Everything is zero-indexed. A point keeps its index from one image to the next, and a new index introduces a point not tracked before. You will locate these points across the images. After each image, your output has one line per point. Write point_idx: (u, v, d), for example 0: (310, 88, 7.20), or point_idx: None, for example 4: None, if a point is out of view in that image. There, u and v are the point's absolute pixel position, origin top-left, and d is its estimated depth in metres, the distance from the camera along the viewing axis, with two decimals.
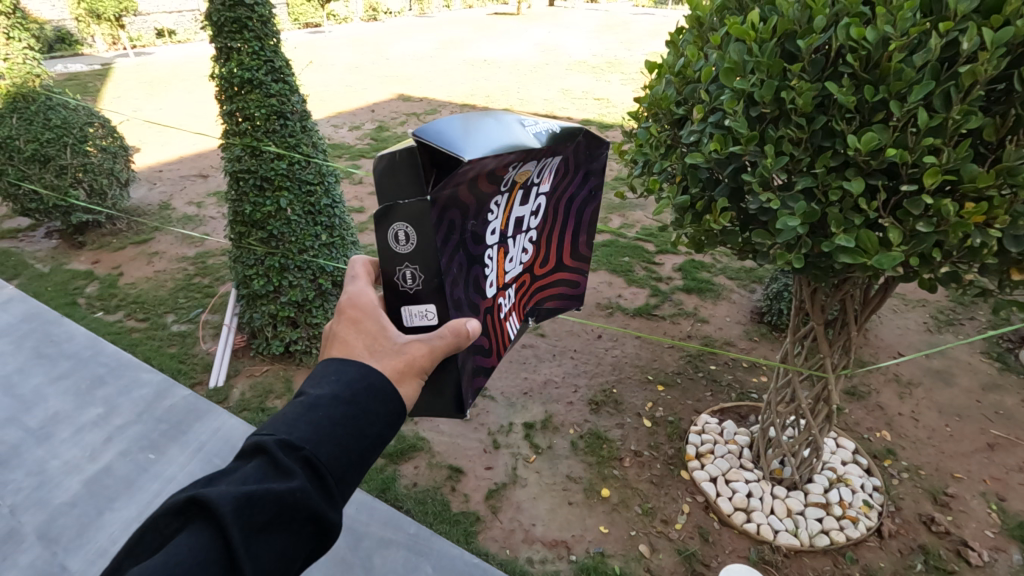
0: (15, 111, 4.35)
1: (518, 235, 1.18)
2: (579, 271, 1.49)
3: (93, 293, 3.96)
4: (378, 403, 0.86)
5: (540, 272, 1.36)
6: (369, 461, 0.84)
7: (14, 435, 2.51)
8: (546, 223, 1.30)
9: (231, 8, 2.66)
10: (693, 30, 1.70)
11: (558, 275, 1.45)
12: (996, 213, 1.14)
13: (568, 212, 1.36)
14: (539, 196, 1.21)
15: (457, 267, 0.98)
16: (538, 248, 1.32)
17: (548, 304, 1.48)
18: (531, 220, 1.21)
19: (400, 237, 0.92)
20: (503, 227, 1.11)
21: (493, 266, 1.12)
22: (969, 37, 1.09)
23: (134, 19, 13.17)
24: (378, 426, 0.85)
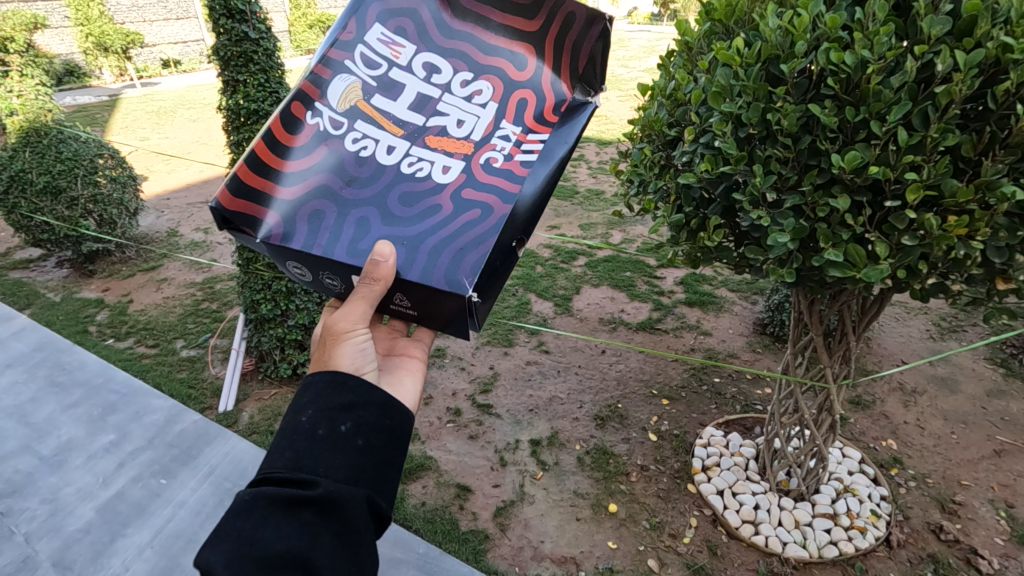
0: (28, 145, 4.47)
1: (435, 108, 1.22)
2: (555, 27, 1.26)
3: (103, 321, 4.02)
4: (317, 388, 0.99)
5: (519, 75, 1.24)
6: (324, 438, 0.93)
7: (28, 463, 2.55)
8: (461, 61, 1.25)
9: (237, 43, 2.75)
10: (683, 54, 1.77)
11: (548, 46, 1.27)
12: (978, 226, 1.18)
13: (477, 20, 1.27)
14: (410, 65, 1.25)
15: (351, 224, 1.11)
16: (491, 71, 1.24)
17: (576, 66, 1.27)
18: (436, 79, 1.24)
19: (299, 272, 1.17)
20: (399, 131, 1.20)
21: (432, 158, 1.17)
22: (943, 60, 1.15)
23: (141, 51, 13.53)
24: (314, 409, 0.96)
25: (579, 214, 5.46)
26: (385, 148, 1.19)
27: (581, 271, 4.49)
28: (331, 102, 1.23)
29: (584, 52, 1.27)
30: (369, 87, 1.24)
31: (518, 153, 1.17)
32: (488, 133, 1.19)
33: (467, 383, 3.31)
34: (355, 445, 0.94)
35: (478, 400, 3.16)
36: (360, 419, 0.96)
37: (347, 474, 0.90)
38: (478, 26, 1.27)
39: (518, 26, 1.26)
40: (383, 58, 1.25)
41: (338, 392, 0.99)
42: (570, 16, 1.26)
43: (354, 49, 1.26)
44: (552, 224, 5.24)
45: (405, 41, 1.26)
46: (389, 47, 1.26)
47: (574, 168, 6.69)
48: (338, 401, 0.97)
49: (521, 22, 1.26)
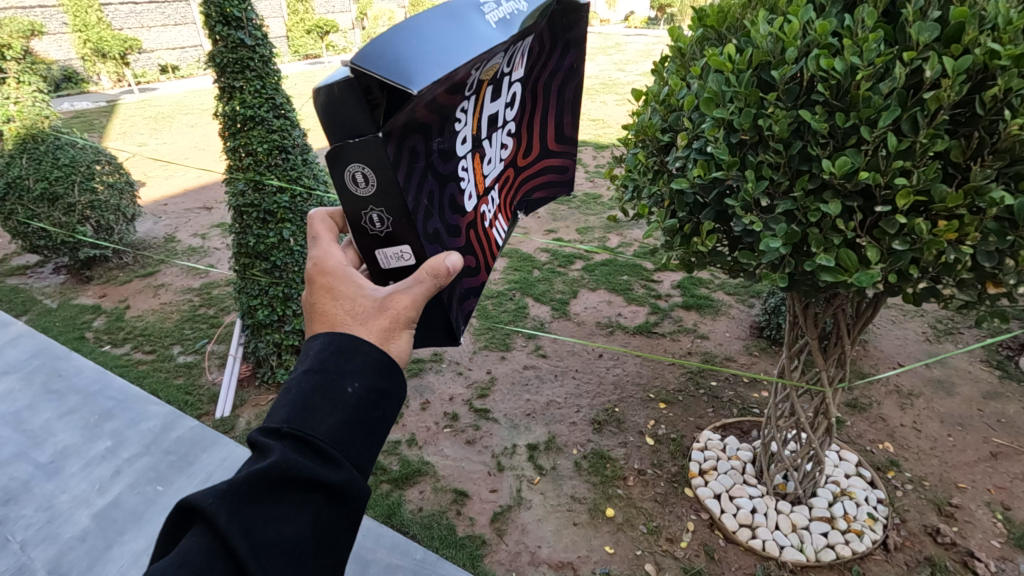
0: (25, 151, 4.47)
1: (495, 131, 1.06)
2: (551, 162, 1.38)
3: (100, 327, 4.02)
4: (370, 357, 0.88)
5: (523, 163, 1.27)
6: (358, 418, 0.83)
7: (24, 471, 2.55)
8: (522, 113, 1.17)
9: (233, 50, 2.76)
10: (676, 59, 1.77)
11: (544, 163, 1.35)
12: (967, 231, 1.20)
13: (546, 104, 1.26)
14: (512, 86, 1.06)
15: (427, 196, 0.86)
16: (521, 137, 1.21)
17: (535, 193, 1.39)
18: (507, 112, 1.08)
19: (357, 180, 0.77)
20: (473, 132, 0.96)
21: (472, 177, 1.00)
22: (932, 66, 1.17)
23: (139, 57, 13.56)
24: (363, 381, 0.86)
25: (575, 218, 5.47)
26: (462, 138, 0.93)
27: (578, 275, 4.50)
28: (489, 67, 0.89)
29: (539, 185, 1.39)
30: (497, 77, 0.96)
31: (496, 225, 1.16)
32: (493, 184, 1.12)
33: (464, 387, 3.31)
34: (383, 436, 0.87)
35: (476, 405, 3.16)
36: (391, 414, 0.89)
37: (366, 465, 0.83)
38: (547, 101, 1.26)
39: (549, 135, 1.33)
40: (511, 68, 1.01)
41: (384, 374, 0.88)
42: (563, 166, 1.40)
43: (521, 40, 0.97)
44: (550, 228, 5.25)
45: (523, 62, 1.06)
46: (519, 65, 1.04)
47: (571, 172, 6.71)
48: (382, 385, 0.88)
49: (552, 134, 1.33)
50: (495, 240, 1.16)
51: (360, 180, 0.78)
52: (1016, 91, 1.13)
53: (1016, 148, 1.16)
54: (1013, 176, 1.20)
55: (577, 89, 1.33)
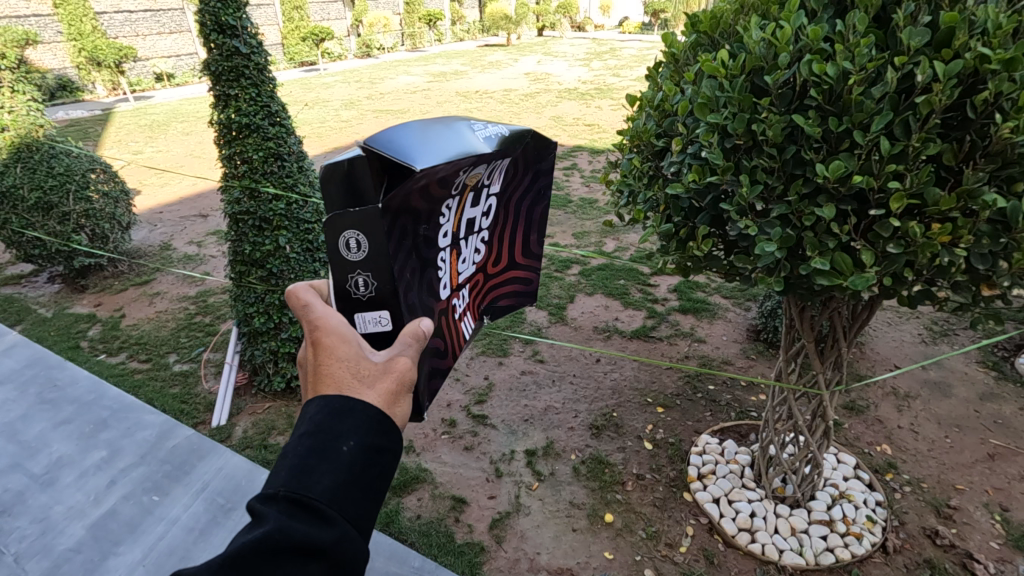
0: (19, 160, 4.45)
1: (468, 239, 1.30)
2: (524, 272, 1.59)
3: (95, 336, 3.99)
4: (364, 420, 0.84)
5: (492, 269, 1.49)
6: (358, 475, 0.80)
7: (18, 482, 2.53)
8: (499, 225, 1.41)
9: (228, 58, 2.76)
10: (670, 65, 1.78)
11: (512, 273, 1.57)
12: (961, 234, 1.20)
13: (519, 222, 1.49)
14: (489, 198, 1.29)
15: (408, 273, 1.04)
16: (493, 247, 1.44)
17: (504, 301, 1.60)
18: (483, 220, 1.32)
19: (353, 245, 0.94)
20: (455, 234, 1.22)
21: (446, 269, 1.22)
22: (923, 70, 1.18)
23: (134, 64, 13.57)
24: (357, 438, 0.82)
25: (572, 222, 5.48)
26: (444, 233, 1.16)
27: (575, 279, 4.50)
28: (472, 175, 1.13)
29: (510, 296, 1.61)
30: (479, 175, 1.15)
31: (464, 319, 1.37)
32: (465, 282, 1.34)
33: (462, 394, 3.29)
34: (381, 493, 0.83)
35: (473, 411, 3.15)
36: (391, 463, 0.86)
37: (369, 521, 0.80)
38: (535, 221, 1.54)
39: (520, 254, 1.56)
40: (488, 189, 1.27)
41: (384, 427, 0.86)
42: (528, 281, 1.61)
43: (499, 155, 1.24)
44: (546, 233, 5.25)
45: (503, 182, 1.31)
46: (501, 175, 1.29)
47: (567, 176, 6.73)
48: (380, 438, 0.85)
49: (524, 247, 1.56)
50: (462, 333, 1.36)
51: (355, 242, 0.94)
52: (1006, 95, 1.14)
53: (1007, 151, 1.17)
54: (1005, 179, 1.21)
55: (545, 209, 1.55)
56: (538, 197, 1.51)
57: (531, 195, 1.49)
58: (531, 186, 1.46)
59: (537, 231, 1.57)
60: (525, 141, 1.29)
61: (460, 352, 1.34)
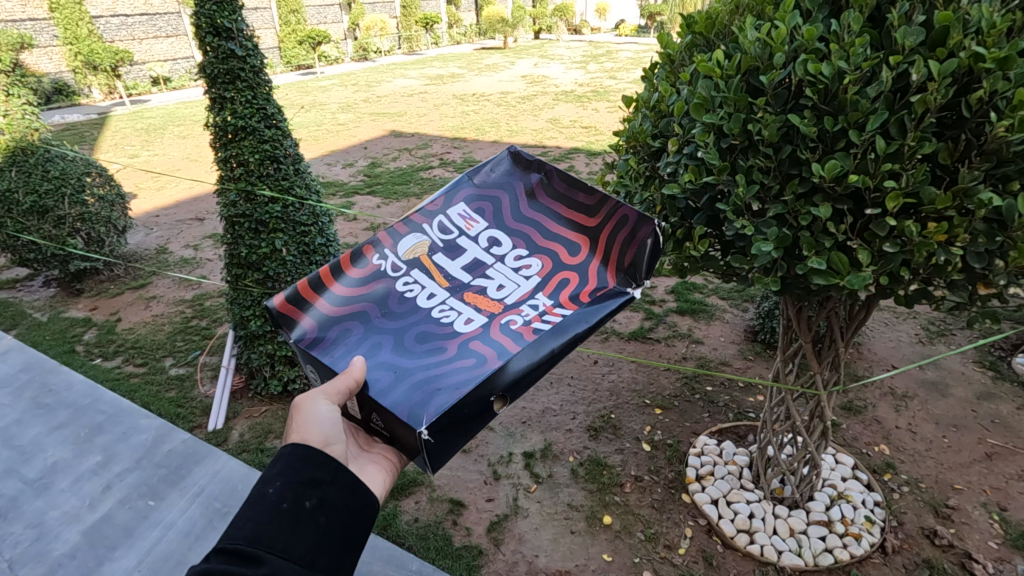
0: (14, 164, 4.43)
1: (483, 272, 1.49)
2: (608, 224, 1.46)
3: (91, 340, 3.97)
4: (289, 462, 1.04)
5: (571, 259, 1.47)
6: (282, 512, 0.95)
7: (13, 487, 2.51)
8: (529, 238, 1.54)
9: (224, 61, 2.75)
10: (666, 66, 1.79)
11: (603, 237, 1.47)
12: (957, 232, 1.20)
13: (550, 214, 1.56)
14: (478, 236, 1.56)
15: (368, 345, 1.34)
16: (547, 253, 1.50)
17: (624, 259, 1.42)
18: (494, 253, 1.52)
19: (313, 375, 1.39)
20: (446, 283, 1.46)
21: (463, 309, 1.39)
22: (918, 70, 1.18)
23: (130, 69, 13.56)
24: (283, 482, 1.00)
25: None
26: (426, 294, 1.44)
27: None
28: (402, 250, 1.55)
29: (630, 250, 1.41)
30: (419, 245, 1.55)
31: (538, 320, 1.32)
32: (521, 298, 1.40)
33: None
34: (313, 522, 0.96)
35: None
36: (325, 498, 1.00)
37: (303, 549, 0.93)
38: (560, 205, 1.55)
39: (582, 222, 1.51)
40: (458, 227, 1.58)
41: (303, 469, 1.03)
42: (624, 219, 1.43)
43: (445, 216, 1.60)
44: None
45: (480, 217, 1.59)
46: (465, 219, 1.59)
47: None
48: (304, 477, 1.02)
49: (583, 218, 1.51)
50: (534, 329, 1.29)
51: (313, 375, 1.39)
52: (1001, 93, 1.14)
53: (1002, 150, 1.17)
54: (1001, 178, 1.21)
55: (564, 177, 1.56)
56: (562, 193, 1.56)
57: (552, 198, 1.57)
58: (552, 190, 1.57)
59: (570, 196, 1.54)
60: (470, 193, 1.64)
61: (539, 344, 1.25)
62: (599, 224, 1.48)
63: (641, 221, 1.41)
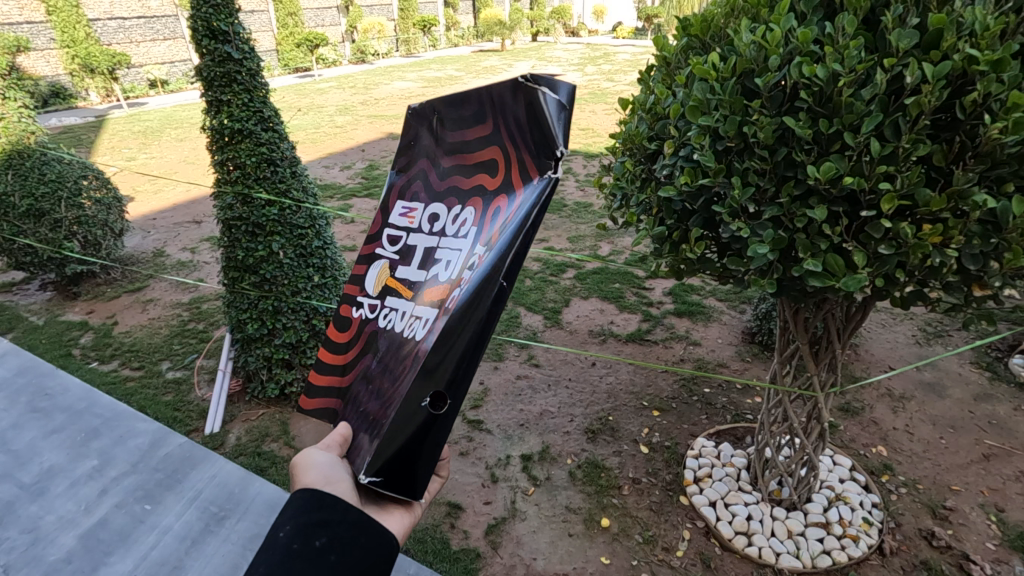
0: (10, 168, 4.42)
1: (435, 258, 1.27)
2: (500, 124, 1.14)
3: (87, 344, 3.96)
4: (298, 503, 1.04)
5: (493, 183, 1.18)
6: (290, 555, 0.97)
7: (8, 491, 2.50)
8: (452, 189, 1.27)
9: (220, 64, 2.75)
10: (662, 68, 1.79)
11: (503, 138, 1.14)
12: (951, 234, 1.21)
13: (456, 142, 1.25)
14: (419, 222, 1.33)
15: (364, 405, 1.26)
16: (473, 196, 1.22)
17: (529, 149, 1.10)
18: (436, 230, 1.29)
19: None
20: (411, 295, 1.29)
21: (424, 318, 1.22)
22: (912, 72, 1.19)
23: (128, 72, 13.56)
24: (292, 525, 1.02)
25: (567, 226, 5.47)
26: (399, 317, 1.29)
27: (570, 283, 4.50)
28: (370, 288, 1.39)
29: (529, 134, 1.09)
30: (382, 269, 1.38)
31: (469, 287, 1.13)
32: (462, 268, 1.19)
33: None
34: (322, 562, 0.97)
35: (469, 416, 3.13)
36: (336, 535, 1.01)
37: None
38: (457, 128, 1.24)
39: (481, 130, 1.19)
40: (403, 227, 1.36)
41: (312, 509, 1.03)
42: (503, 104, 1.11)
43: (390, 224, 1.39)
44: (541, 237, 5.25)
45: (414, 201, 1.35)
46: (405, 215, 1.36)
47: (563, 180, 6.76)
48: (313, 518, 1.02)
49: (477, 128, 1.20)
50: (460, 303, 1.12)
51: None
52: (995, 95, 1.14)
53: (997, 152, 1.17)
54: (995, 180, 1.22)
55: (445, 99, 1.26)
56: (451, 119, 1.26)
57: (445, 129, 1.27)
58: (445, 124, 1.28)
59: (457, 111, 1.24)
60: (401, 181, 1.39)
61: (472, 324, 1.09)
62: (491, 122, 1.16)
63: (529, 93, 1.06)
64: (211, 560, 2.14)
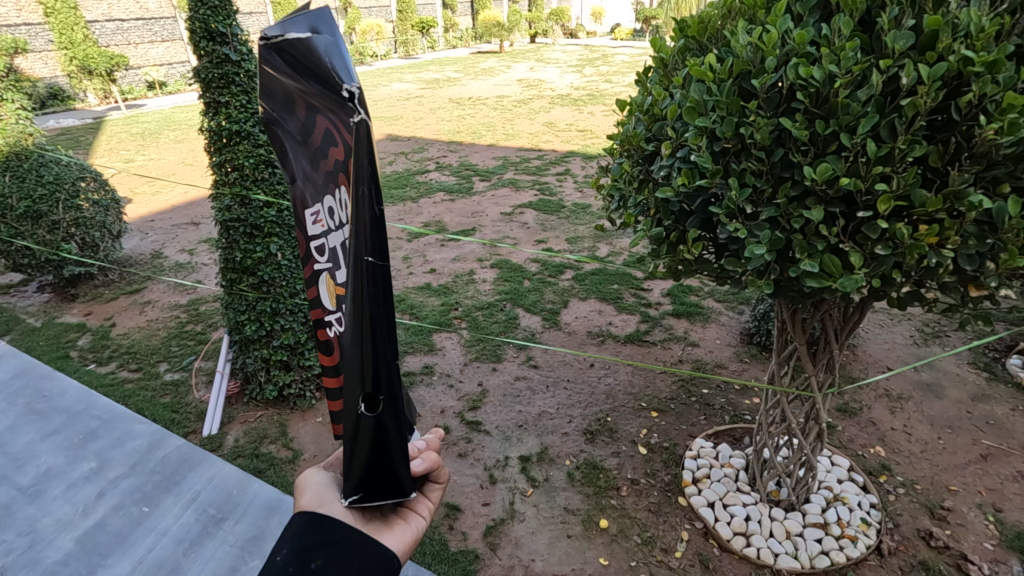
0: (8, 169, 4.41)
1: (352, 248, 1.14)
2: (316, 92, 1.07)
3: (85, 345, 3.95)
4: (293, 529, 1.01)
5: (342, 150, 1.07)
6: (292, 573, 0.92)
7: (5, 494, 2.49)
8: (324, 177, 1.16)
9: (218, 65, 2.75)
10: (659, 70, 1.80)
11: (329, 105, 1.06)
12: (948, 235, 1.21)
13: (302, 131, 1.17)
14: (323, 227, 1.21)
15: None
16: (340, 171, 1.10)
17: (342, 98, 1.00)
18: (339, 223, 1.16)
19: None
20: None
21: None
22: (908, 73, 1.20)
23: (126, 73, 13.56)
24: (289, 548, 0.97)
25: (565, 227, 5.48)
26: None
27: (569, 284, 4.50)
28: (327, 303, 1.28)
29: (335, 86, 1.00)
30: (329, 282, 1.25)
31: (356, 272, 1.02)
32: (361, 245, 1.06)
33: (455, 400, 3.28)
34: None
35: (468, 418, 3.13)
36: (333, 556, 0.98)
37: None
38: (299, 117, 1.16)
39: (313, 102, 1.11)
40: (319, 234, 1.22)
41: (309, 532, 1.01)
42: (308, 69, 1.05)
43: (307, 240, 1.24)
44: (539, 238, 5.25)
45: (312, 206, 1.21)
46: (317, 221, 1.21)
47: (561, 181, 6.77)
48: (311, 540, 0.99)
49: (311, 105, 1.12)
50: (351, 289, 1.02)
51: None
52: (990, 96, 1.15)
53: (992, 153, 1.17)
54: (991, 181, 1.22)
55: (273, 100, 1.18)
56: (289, 115, 1.17)
57: (288, 127, 1.19)
58: (289, 133, 1.19)
59: (287, 101, 1.16)
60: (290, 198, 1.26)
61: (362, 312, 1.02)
62: (313, 92, 1.08)
63: (303, 50, 1.04)
64: (209, 562, 2.13)
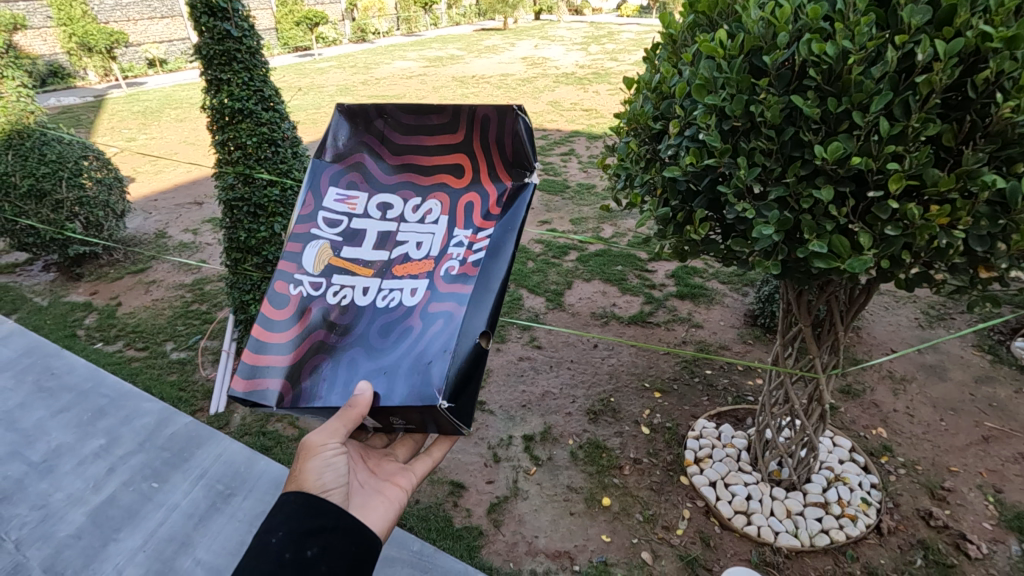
0: (10, 148, 4.38)
1: (394, 240, 1.37)
2: (477, 131, 1.35)
3: (91, 325, 3.97)
4: (292, 510, 1.07)
5: (460, 180, 1.37)
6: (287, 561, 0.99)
7: (17, 470, 2.53)
8: (409, 185, 1.41)
9: (219, 41, 2.71)
10: (668, 46, 1.76)
11: (476, 149, 1.36)
12: (959, 215, 1.20)
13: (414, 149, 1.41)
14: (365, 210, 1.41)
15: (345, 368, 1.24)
16: (434, 187, 1.39)
17: (505, 154, 1.34)
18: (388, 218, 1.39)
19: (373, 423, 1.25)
20: (371, 271, 1.34)
21: (400, 286, 1.31)
22: (924, 49, 1.16)
23: (126, 50, 13.39)
24: (284, 531, 1.04)
25: (570, 208, 5.44)
26: (361, 290, 1.32)
27: (573, 265, 4.48)
28: (311, 269, 1.36)
29: (501, 143, 1.34)
30: (335, 245, 1.39)
31: (471, 255, 1.29)
32: (443, 244, 1.33)
33: None
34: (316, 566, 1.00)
35: None
36: (327, 545, 1.04)
37: None
38: (417, 138, 1.41)
39: (449, 141, 1.38)
40: (343, 213, 1.41)
41: (306, 517, 1.06)
42: (484, 120, 1.33)
43: (334, 208, 1.42)
44: (543, 219, 5.22)
45: (357, 193, 1.43)
46: (344, 203, 1.42)
47: (565, 162, 6.71)
48: (307, 525, 1.05)
49: (446, 137, 1.38)
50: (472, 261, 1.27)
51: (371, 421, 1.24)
52: (1007, 73, 1.13)
53: (1007, 132, 1.16)
54: (1005, 159, 1.21)
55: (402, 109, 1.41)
56: (409, 124, 1.40)
57: (394, 130, 1.42)
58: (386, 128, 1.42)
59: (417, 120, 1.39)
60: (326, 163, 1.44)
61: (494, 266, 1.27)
62: (462, 135, 1.37)
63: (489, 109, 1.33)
64: (218, 536, 2.17)
